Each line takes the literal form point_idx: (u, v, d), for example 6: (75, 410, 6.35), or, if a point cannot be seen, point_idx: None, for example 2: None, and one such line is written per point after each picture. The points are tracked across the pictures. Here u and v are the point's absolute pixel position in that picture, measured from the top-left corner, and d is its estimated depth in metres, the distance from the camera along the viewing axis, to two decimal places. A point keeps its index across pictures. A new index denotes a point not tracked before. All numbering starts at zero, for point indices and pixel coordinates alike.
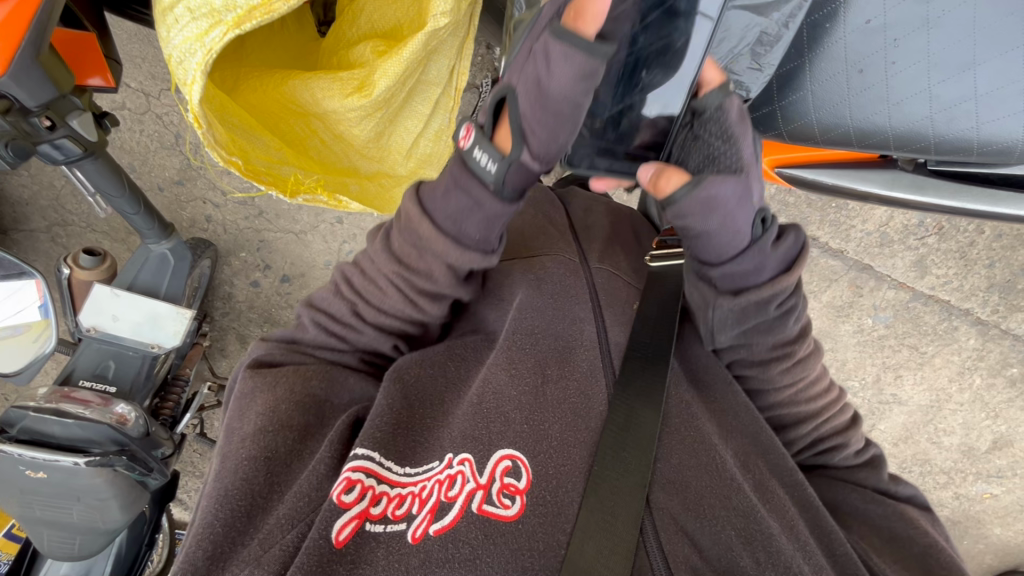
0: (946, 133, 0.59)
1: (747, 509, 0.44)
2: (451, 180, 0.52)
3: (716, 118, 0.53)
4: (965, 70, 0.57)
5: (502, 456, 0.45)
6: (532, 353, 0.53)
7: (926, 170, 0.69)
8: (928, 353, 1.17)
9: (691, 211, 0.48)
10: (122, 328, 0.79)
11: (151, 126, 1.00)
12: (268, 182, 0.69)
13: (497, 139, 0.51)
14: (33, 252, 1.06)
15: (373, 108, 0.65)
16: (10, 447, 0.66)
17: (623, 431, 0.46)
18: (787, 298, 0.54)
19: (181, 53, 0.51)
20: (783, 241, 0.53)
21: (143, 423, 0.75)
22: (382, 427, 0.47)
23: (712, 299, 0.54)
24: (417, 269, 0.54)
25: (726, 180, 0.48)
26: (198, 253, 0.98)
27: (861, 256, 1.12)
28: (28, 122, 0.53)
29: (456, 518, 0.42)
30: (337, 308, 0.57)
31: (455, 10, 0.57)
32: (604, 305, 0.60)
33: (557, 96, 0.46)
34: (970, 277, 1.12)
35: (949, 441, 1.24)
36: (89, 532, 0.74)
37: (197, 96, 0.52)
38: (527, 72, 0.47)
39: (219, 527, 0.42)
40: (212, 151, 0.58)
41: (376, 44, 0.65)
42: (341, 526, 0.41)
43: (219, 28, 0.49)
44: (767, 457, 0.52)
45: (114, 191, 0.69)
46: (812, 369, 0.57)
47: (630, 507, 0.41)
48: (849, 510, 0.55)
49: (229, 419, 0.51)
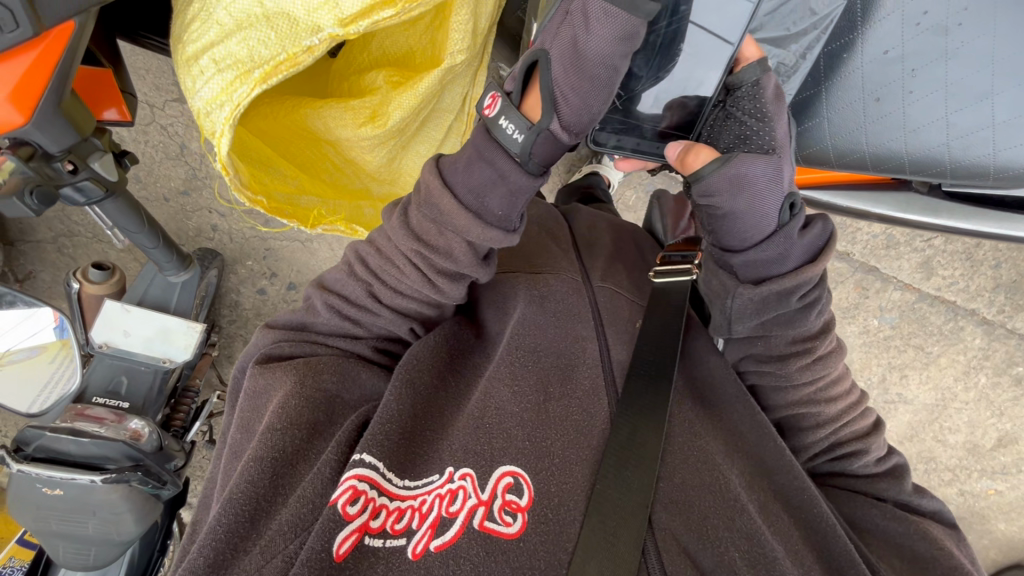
0: (963, 159, 0.64)
1: (751, 531, 0.45)
2: (473, 152, 0.50)
3: (751, 94, 0.58)
4: (983, 100, 0.62)
5: (502, 473, 0.46)
6: (536, 368, 0.54)
7: (941, 193, 0.74)
8: (933, 353, 1.17)
9: (718, 188, 0.53)
10: (135, 343, 0.80)
11: (156, 137, 0.99)
12: (290, 216, 0.69)
13: (524, 106, 0.50)
14: (39, 263, 1.06)
15: (387, 136, 0.66)
16: (27, 466, 0.67)
17: (625, 454, 0.45)
18: (810, 290, 0.55)
19: (208, 107, 0.54)
20: (810, 230, 0.54)
21: (157, 437, 0.76)
22: (388, 435, 0.48)
23: (733, 289, 0.55)
24: (436, 247, 0.52)
25: (757, 161, 0.53)
26: (206, 263, 0.99)
27: (867, 258, 1.12)
28: (51, 166, 0.52)
29: (456, 534, 0.42)
30: (354, 289, 0.57)
31: (470, 47, 0.60)
32: (606, 324, 0.60)
33: (594, 57, 0.48)
34: (976, 278, 1.12)
35: (954, 439, 1.24)
36: (103, 544, 0.74)
37: (224, 149, 0.54)
38: (562, 35, 0.49)
39: (221, 534, 0.42)
40: (240, 195, 0.60)
41: (390, 74, 0.65)
42: (342, 539, 0.41)
43: (245, 84, 0.52)
44: (773, 480, 0.52)
45: (134, 228, 0.69)
46: (834, 368, 0.58)
47: (630, 527, 0.41)
48: (869, 527, 0.54)
49: (246, 415, 0.54)
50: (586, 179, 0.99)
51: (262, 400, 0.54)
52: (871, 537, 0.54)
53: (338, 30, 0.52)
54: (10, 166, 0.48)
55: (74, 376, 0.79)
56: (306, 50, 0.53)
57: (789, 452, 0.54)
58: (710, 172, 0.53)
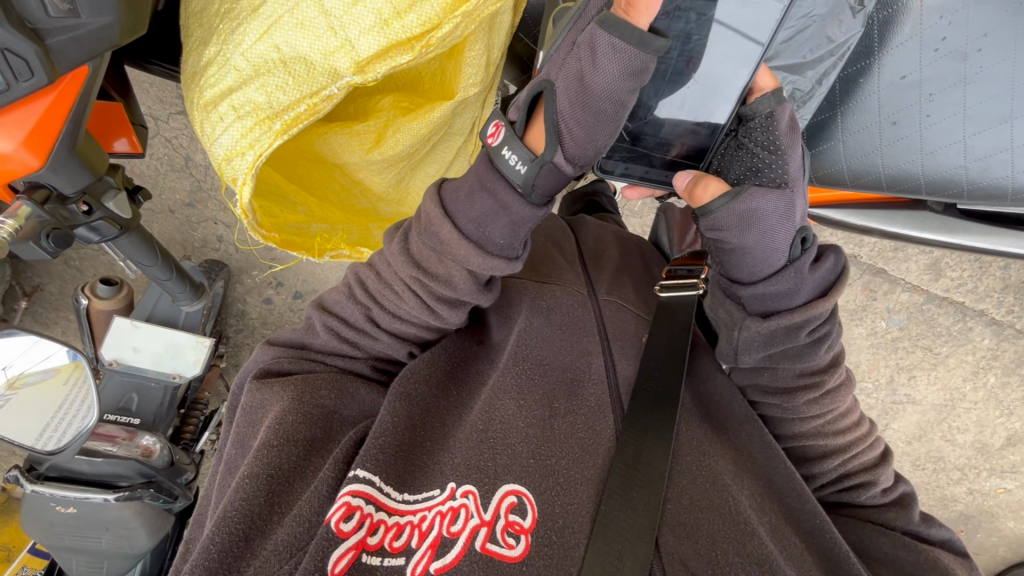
0: (980, 181, 0.64)
1: (761, 556, 0.45)
2: (475, 181, 0.50)
3: (765, 126, 0.58)
4: (1001, 123, 0.61)
5: (507, 492, 0.46)
6: (542, 383, 0.55)
7: (956, 211, 0.72)
8: (942, 354, 1.17)
9: (727, 223, 0.53)
10: (144, 359, 0.80)
11: (161, 150, 0.99)
12: (300, 246, 0.69)
13: (528, 136, 0.50)
14: (47, 275, 1.06)
15: (397, 159, 0.66)
16: (42, 487, 0.67)
17: (631, 472, 0.46)
18: (820, 325, 0.54)
19: (230, 158, 0.55)
20: (822, 264, 0.54)
21: (168, 452, 0.76)
22: (384, 449, 0.49)
23: (740, 322, 0.55)
24: (435, 274, 0.52)
25: (770, 196, 0.53)
26: (212, 276, 1.01)
27: (874, 260, 1.11)
28: (67, 208, 0.52)
29: (457, 556, 0.43)
30: (352, 312, 0.56)
31: (484, 79, 0.61)
32: (612, 338, 0.60)
33: (603, 92, 0.47)
34: (985, 279, 1.11)
35: (963, 439, 1.24)
36: (116, 557, 0.74)
37: (247, 194, 0.56)
38: (569, 66, 0.48)
39: (215, 553, 0.43)
40: (254, 233, 0.62)
41: (398, 98, 0.65)
42: (338, 557, 0.41)
43: (268, 136, 0.53)
44: (783, 502, 0.52)
45: (149, 260, 0.69)
46: (842, 402, 0.57)
47: (636, 550, 0.41)
48: (879, 557, 0.54)
49: (246, 429, 0.55)
50: (592, 187, 0.98)
51: (260, 415, 0.54)
52: (880, 566, 0.53)
53: (355, 78, 0.52)
54: (27, 210, 0.47)
55: (92, 407, 0.68)
56: (326, 98, 0.53)
57: (799, 478, 0.53)
58: (722, 207, 0.53)
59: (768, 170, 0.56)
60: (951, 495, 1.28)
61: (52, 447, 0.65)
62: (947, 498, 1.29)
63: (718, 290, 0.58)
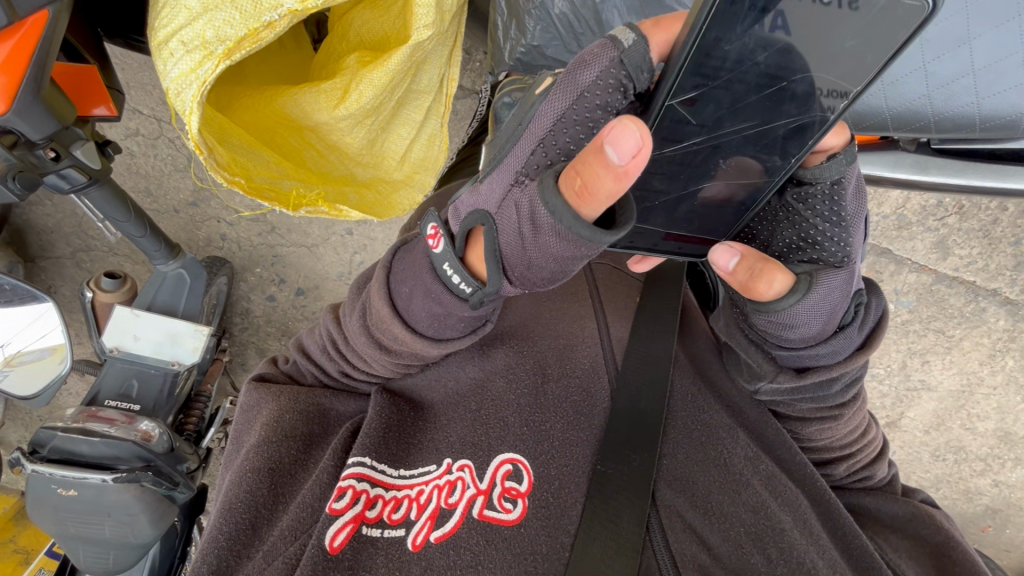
0: (946, 110, 0.56)
1: (758, 504, 0.46)
2: (422, 286, 0.44)
3: (826, 195, 0.46)
4: (960, 45, 0.54)
5: (502, 460, 0.46)
6: (530, 353, 0.53)
7: (930, 149, 0.65)
8: (955, 336, 1.12)
9: (798, 318, 0.43)
10: (144, 347, 0.83)
11: (164, 150, 0.99)
12: (271, 199, 0.63)
13: (469, 254, 0.43)
14: (60, 278, 1.05)
15: (364, 114, 0.60)
16: (42, 467, 0.69)
17: (630, 425, 0.47)
18: (853, 375, 0.49)
19: (177, 85, 0.47)
20: (866, 313, 0.47)
21: (167, 438, 0.77)
22: (373, 434, 0.48)
23: (771, 375, 0.49)
24: (398, 352, 0.49)
25: (834, 279, 0.44)
26: (215, 271, 1.00)
27: (878, 240, 1.07)
28: (34, 154, 0.52)
29: (456, 525, 0.43)
30: (327, 367, 0.54)
31: (437, 20, 0.53)
32: (605, 301, 0.60)
33: (544, 261, 0.38)
34: (995, 257, 1.04)
35: (984, 427, 1.18)
36: (122, 547, 0.76)
37: (196, 127, 0.48)
38: (511, 212, 0.38)
39: (224, 541, 0.44)
40: (213, 173, 0.55)
41: (362, 54, 0.60)
42: (335, 532, 0.42)
43: (211, 61, 0.46)
44: (775, 455, 0.52)
45: (120, 216, 0.71)
46: (855, 422, 0.52)
47: (634, 507, 0.43)
48: (864, 511, 0.55)
49: (243, 427, 0.54)
50: None
51: (254, 414, 0.53)
52: (865, 518, 0.55)
53: (297, 5, 0.46)
54: None
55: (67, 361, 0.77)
56: (267, 26, 0.47)
57: (807, 462, 0.51)
58: (791, 309, 0.43)
59: (826, 242, 0.46)
60: (975, 487, 1.24)
61: (29, 393, 0.74)
62: (971, 490, 1.24)
63: (744, 338, 0.49)
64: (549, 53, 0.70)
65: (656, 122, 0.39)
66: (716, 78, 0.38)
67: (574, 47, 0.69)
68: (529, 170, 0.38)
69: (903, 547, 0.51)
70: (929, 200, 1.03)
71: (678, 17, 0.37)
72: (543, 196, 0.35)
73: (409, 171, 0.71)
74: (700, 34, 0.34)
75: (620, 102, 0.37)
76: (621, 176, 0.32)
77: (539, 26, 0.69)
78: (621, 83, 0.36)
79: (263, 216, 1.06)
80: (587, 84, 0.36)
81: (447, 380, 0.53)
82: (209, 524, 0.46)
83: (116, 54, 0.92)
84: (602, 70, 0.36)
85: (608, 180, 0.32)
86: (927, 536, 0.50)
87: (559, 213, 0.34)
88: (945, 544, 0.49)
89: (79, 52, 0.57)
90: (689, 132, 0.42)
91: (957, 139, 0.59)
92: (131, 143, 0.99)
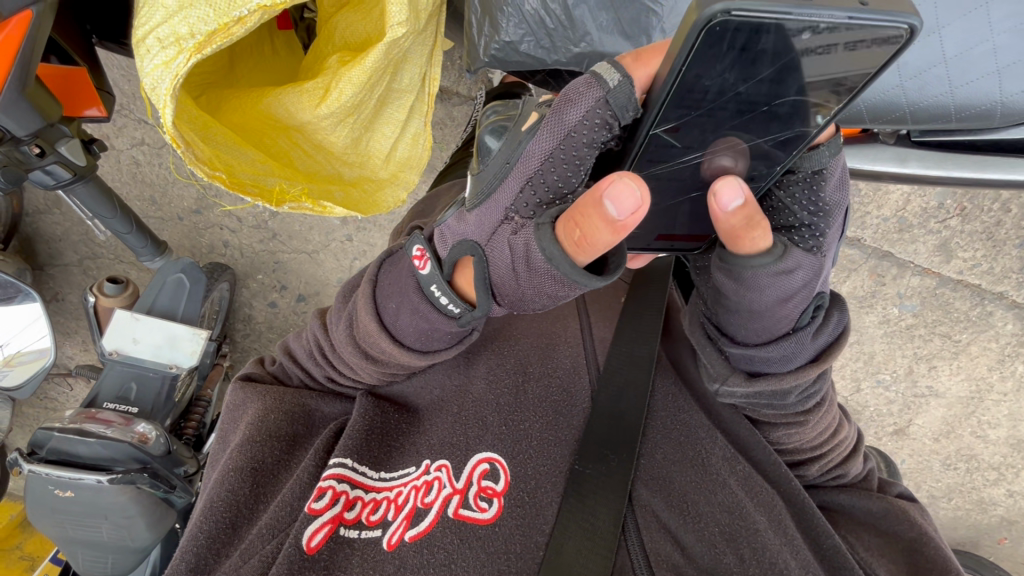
0: (921, 100, 0.56)
1: (733, 504, 0.46)
2: (406, 300, 0.45)
3: (807, 184, 0.45)
4: (929, 34, 0.54)
5: (479, 460, 0.46)
6: (512, 353, 0.53)
7: (910, 141, 0.64)
8: (962, 341, 1.06)
9: (762, 283, 0.41)
10: (143, 351, 0.84)
11: (169, 158, 1.00)
12: (254, 194, 0.64)
13: (457, 278, 0.44)
14: (67, 285, 1.07)
15: (346, 113, 0.61)
16: (38, 467, 0.70)
17: (609, 425, 0.47)
18: (810, 385, 0.48)
19: (152, 80, 0.48)
20: (825, 327, 0.46)
21: (165, 440, 0.78)
22: (355, 437, 0.48)
23: (723, 377, 0.49)
24: (381, 359, 0.49)
25: (804, 260, 0.42)
26: (216, 277, 1.00)
27: (879, 243, 1.01)
28: (20, 150, 0.53)
29: (431, 523, 0.43)
30: (313, 371, 0.54)
31: (412, 17, 0.54)
32: (589, 302, 0.60)
33: (536, 295, 0.40)
34: (1000, 259, 1.00)
35: (996, 435, 1.13)
36: (120, 551, 0.75)
37: (170, 119, 0.49)
38: (503, 245, 0.39)
39: (203, 539, 0.44)
40: (195, 168, 0.57)
41: (343, 54, 0.61)
42: (313, 532, 0.42)
43: (183, 55, 0.47)
44: (749, 456, 0.52)
45: (107, 212, 0.72)
46: (825, 424, 0.51)
47: (609, 506, 0.43)
48: (838, 508, 0.54)
49: (228, 425, 0.54)
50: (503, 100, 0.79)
51: (240, 413, 0.53)
52: (840, 517, 0.54)
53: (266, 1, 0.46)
54: None
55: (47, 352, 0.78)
56: (238, 21, 0.47)
57: (782, 463, 0.51)
58: (754, 269, 0.40)
59: (803, 229, 0.45)
60: (989, 497, 1.19)
61: (10, 383, 0.75)
62: (985, 501, 1.19)
63: (704, 335, 0.50)
64: (523, 48, 0.66)
65: (642, 148, 0.40)
66: (697, 107, 0.38)
67: (546, 42, 0.66)
68: (519, 208, 0.39)
69: (875, 546, 0.50)
70: (929, 202, 0.98)
71: (659, 48, 0.37)
72: (541, 243, 0.36)
73: (395, 169, 0.72)
74: (679, 73, 0.34)
75: (606, 137, 0.37)
76: (619, 230, 0.33)
77: (511, 23, 0.65)
78: (606, 121, 0.36)
79: (266, 223, 1.06)
80: (574, 124, 0.36)
81: (433, 386, 0.52)
82: (191, 524, 0.47)
83: (122, 64, 0.94)
84: (588, 109, 0.36)
85: (607, 232, 0.34)
86: (900, 532, 0.50)
87: (557, 260, 0.35)
88: (918, 540, 0.49)
89: (70, 54, 0.58)
90: (674, 154, 0.42)
91: (934, 129, 0.59)
92: (136, 152, 1.00)
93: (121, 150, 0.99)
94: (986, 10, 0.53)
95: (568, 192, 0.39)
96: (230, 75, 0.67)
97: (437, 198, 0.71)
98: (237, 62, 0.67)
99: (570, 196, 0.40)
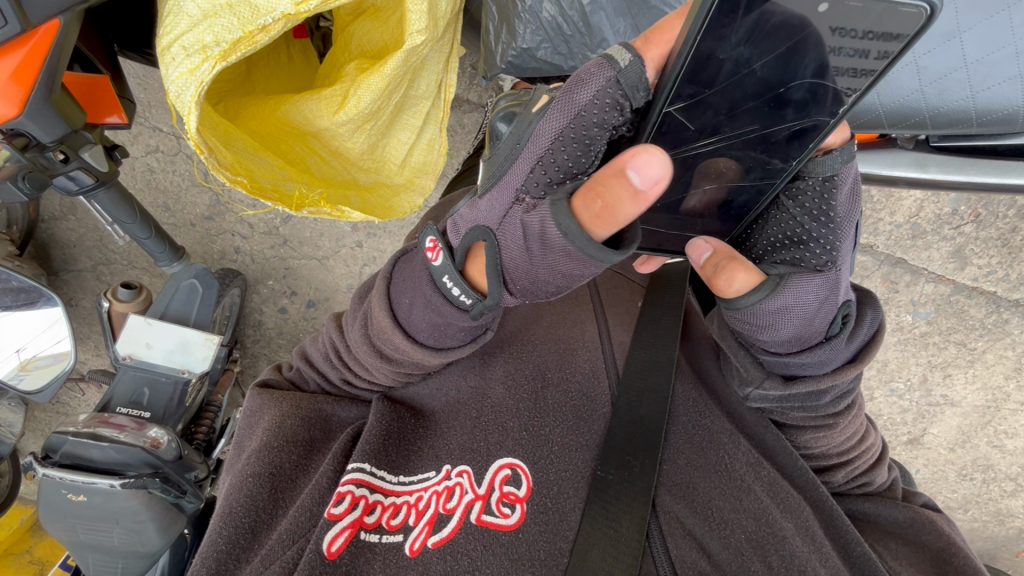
0: (941, 105, 0.55)
1: (759, 511, 0.46)
2: (421, 299, 0.45)
3: (818, 190, 0.46)
4: (950, 39, 0.53)
5: (501, 465, 0.46)
6: (529, 358, 0.53)
7: (928, 146, 0.64)
8: (977, 349, 1.04)
9: (763, 322, 0.44)
10: (156, 355, 0.85)
11: (183, 166, 1.01)
12: (274, 199, 0.64)
13: (469, 267, 0.44)
14: (81, 290, 1.08)
15: (363, 119, 0.61)
16: (53, 471, 0.70)
17: (630, 431, 0.47)
18: (846, 386, 0.48)
19: (177, 87, 0.48)
20: (860, 327, 0.46)
21: (176, 446, 0.79)
22: (372, 440, 0.48)
23: (757, 381, 0.48)
24: (394, 358, 0.49)
25: (806, 284, 0.43)
26: (227, 282, 1.01)
27: (892, 250, 1.00)
28: (44, 156, 0.54)
29: (453, 530, 0.43)
30: (329, 373, 0.54)
31: (431, 25, 0.54)
32: (605, 305, 0.59)
33: (549, 276, 0.39)
34: (1017, 265, 0.98)
35: (1013, 444, 1.11)
36: (131, 556, 0.75)
37: (195, 126, 0.50)
38: (514, 229, 0.39)
39: (223, 545, 0.44)
40: (218, 174, 0.57)
41: (361, 61, 0.62)
42: (333, 537, 0.42)
43: (208, 63, 0.47)
44: (775, 461, 0.51)
45: (126, 217, 0.73)
46: (853, 428, 0.50)
47: (634, 514, 0.42)
48: (864, 517, 0.53)
49: (246, 430, 0.54)
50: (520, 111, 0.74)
51: (256, 419, 0.53)
52: (866, 525, 0.53)
53: (290, 8, 0.47)
54: None
55: (68, 356, 0.81)
56: (262, 29, 0.48)
57: (808, 468, 0.50)
58: (750, 307, 0.43)
59: (812, 242, 0.45)
60: (1006, 509, 1.17)
61: (29, 387, 0.75)
62: (1003, 512, 1.17)
63: (734, 341, 0.49)
64: (539, 55, 0.67)
65: (655, 128, 0.41)
66: (711, 86, 0.40)
67: (563, 49, 0.66)
68: (531, 188, 0.39)
69: (903, 555, 0.49)
70: (944, 208, 0.96)
71: (667, 25, 0.38)
72: (556, 217, 0.35)
73: (410, 174, 0.72)
74: (695, 43, 0.36)
75: (617, 118, 0.38)
76: (639, 200, 0.33)
77: (528, 30, 0.65)
78: (618, 102, 0.37)
79: (277, 229, 1.06)
80: (585, 103, 0.37)
81: (448, 389, 0.52)
82: (209, 530, 0.47)
83: (137, 73, 0.95)
84: (600, 89, 0.37)
85: (629, 204, 0.33)
86: (928, 542, 0.49)
87: (573, 234, 0.34)
88: (946, 551, 0.48)
89: (93, 62, 0.59)
90: (687, 138, 0.43)
91: (955, 134, 0.58)
92: (150, 159, 1.01)
93: (134, 157, 1.00)
94: (1009, 14, 0.52)
95: (578, 171, 0.40)
96: (247, 82, 0.68)
97: (450, 202, 0.70)
98: (255, 70, 0.68)
99: (581, 176, 0.40)
